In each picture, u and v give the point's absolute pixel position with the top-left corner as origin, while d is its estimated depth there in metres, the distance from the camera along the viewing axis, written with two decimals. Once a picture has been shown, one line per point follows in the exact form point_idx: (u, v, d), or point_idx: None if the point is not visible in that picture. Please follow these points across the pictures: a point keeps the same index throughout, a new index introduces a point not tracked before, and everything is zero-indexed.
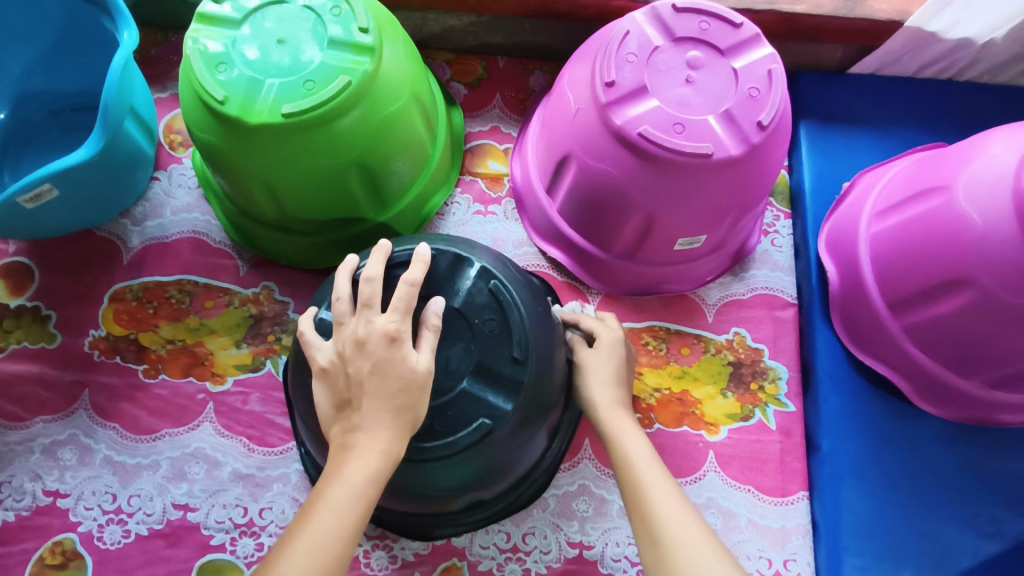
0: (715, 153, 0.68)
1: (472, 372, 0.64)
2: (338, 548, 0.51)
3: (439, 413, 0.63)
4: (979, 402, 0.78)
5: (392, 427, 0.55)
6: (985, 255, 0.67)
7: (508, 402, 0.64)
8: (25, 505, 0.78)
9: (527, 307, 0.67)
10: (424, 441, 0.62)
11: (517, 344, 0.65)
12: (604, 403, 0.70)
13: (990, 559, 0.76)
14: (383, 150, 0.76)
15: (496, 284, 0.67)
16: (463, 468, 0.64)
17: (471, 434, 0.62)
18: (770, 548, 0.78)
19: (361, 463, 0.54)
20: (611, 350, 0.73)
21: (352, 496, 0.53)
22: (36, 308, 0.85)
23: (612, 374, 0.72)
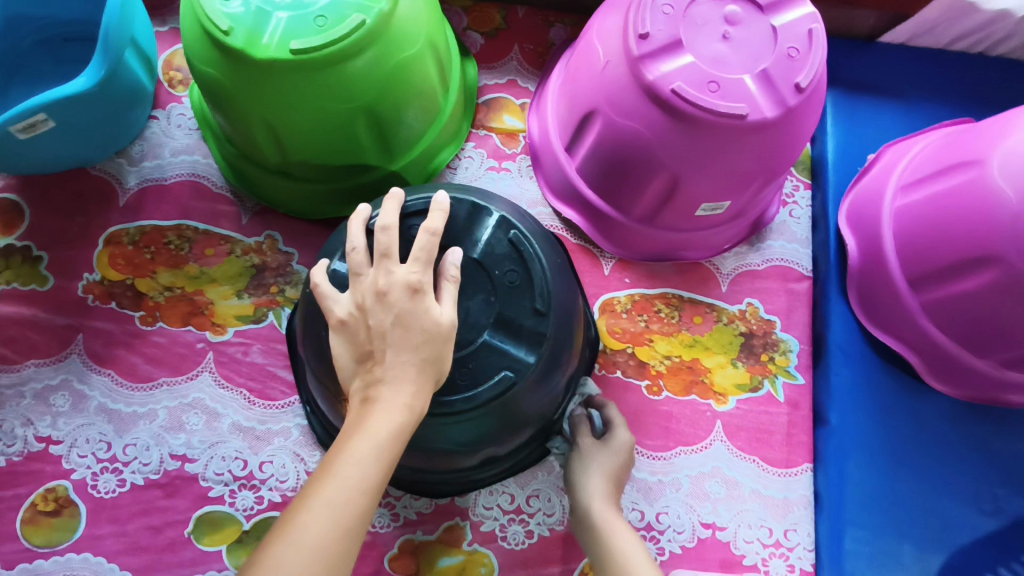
0: (749, 113, 0.65)
1: (493, 324, 0.63)
2: (359, 501, 0.50)
3: (459, 363, 0.61)
4: (992, 381, 0.77)
5: (418, 378, 0.54)
6: (1016, 231, 0.65)
7: (532, 354, 0.62)
8: (16, 450, 0.76)
9: (548, 259, 0.66)
10: (442, 393, 0.61)
11: (539, 295, 0.64)
12: (596, 495, 0.71)
13: (989, 535, 0.77)
14: (396, 95, 0.73)
15: (516, 234, 0.65)
16: (481, 423, 0.63)
17: (493, 387, 0.61)
18: (772, 518, 0.79)
19: (384, 417, 0.52)
20: (617, 453, 0.74)
21: (374, 451, 0.51)
22: (27, 249, 0.82)
23: (606, 477, 0.72)
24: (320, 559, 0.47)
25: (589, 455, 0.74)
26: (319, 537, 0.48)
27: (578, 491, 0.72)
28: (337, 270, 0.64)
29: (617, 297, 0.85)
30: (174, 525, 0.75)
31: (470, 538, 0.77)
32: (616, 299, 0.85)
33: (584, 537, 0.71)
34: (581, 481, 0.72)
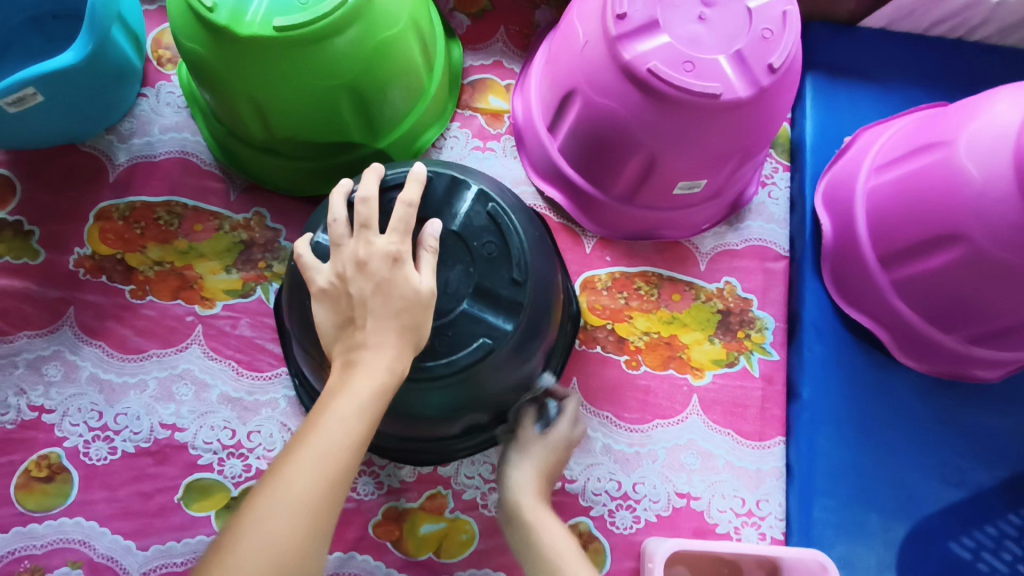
0: (723, 93, 0.67)
1: (471, 293, 0.65)
2: (343, 455, 0.52)
3: (438, 330, 0.63)
4: (959, 357, 0.80)
5: (399, 343, 0.56)
6: (981, 210, 0.67)
7: (510, 322, 0.64)
8: (10, 419, 0.78)
9: (526, 231, 0.68)
10: (423, 359, 0.63)
11: (516, 266, 0.66)
12: (525, 496, 0.71)
13: (952, 505, 0.80)
14: (379, 74, 0.74)
15: (494, 207, 0.67)
16: (461, 390, 0.65)
17: (471, 353, 0.63)
18: (744, 488, 0.82)
19: (366, 377, 0.54)
20: (555, 446, 0.75)
21: (358, 408, 0.53)
22: (19, 223, 0.83)
23: (537, 470, 0.73)
24: (305, 508, 0.49)
25: (527, 448, 0.74)
26: (304, 488, 0.50)
27: (511, 486, 0.73)
28: (320, 243, 0.66)
29: (598, 275, 0.87)
30: (164, 491, 0.77)
31: (452, 506, 0.80)
32: (597, 277, 0.87)
33: (512, 532, 0.71)
34: (513, 473, 0.73)
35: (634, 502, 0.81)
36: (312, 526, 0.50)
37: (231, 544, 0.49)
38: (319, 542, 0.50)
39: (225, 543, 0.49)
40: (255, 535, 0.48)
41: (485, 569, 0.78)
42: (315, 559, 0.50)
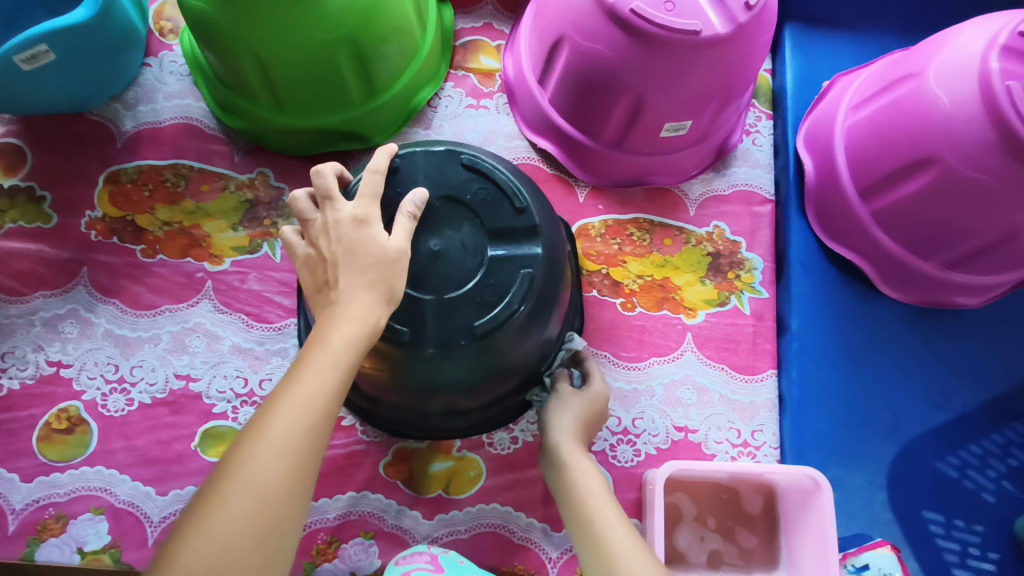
0: (703, 30, 0.71)
1: (491, 240, 0.67)
2: (322, 403, 0.55)
3: (484, 285, 0.65)
4: (940, 284, 0.83)
5: (373, 297, 0.58)
6: (950, 132, 0.71)
7: (535, 247, 0.67)
8: (29, 374, 0.80)
9: (507, 169, 0.71)
10: (482, 317, 0.64)
11: (514, 197, 0.68)
12: (565, 440, 0.73)
13: (938, 427, 0.84)
14: (375, 29, 0.77)
15: (467, 158, 0.69)
16: (504, 347, 0.67)
17: (521, 288, 0.65)
18: (740, 420, 0.85)
19: (343, 331, 0.56)
20: (593, 399, 0.77)
21: (336, 360, 0.56)
22: (31, 189, 0.86)
23: (577, 418, 0.75)
24: (287, 452, 0.52)
25: (565, 398, 0.76)
26: (287, 436, 0.52)
27: (547, 428, 0.75)
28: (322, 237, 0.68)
29: (591, 223, 0.91)
30: (181, 439, 0.80)
31: (459, 445, 0.83)
32: (591, 225, 0.91)
33: (550, 471, 0.73)
34: (552, 420, 0.75)
35: (634, 436, 0.84)
36: (296, 468, 0.52)
37: (218, 490, 0.51)
38: (304, 483, 0.53)
39: (213, 488, 0.52)
40: (242, 480, 0.51)
41: (493, 504, 0.81)
42: (300, 497, 0.53)
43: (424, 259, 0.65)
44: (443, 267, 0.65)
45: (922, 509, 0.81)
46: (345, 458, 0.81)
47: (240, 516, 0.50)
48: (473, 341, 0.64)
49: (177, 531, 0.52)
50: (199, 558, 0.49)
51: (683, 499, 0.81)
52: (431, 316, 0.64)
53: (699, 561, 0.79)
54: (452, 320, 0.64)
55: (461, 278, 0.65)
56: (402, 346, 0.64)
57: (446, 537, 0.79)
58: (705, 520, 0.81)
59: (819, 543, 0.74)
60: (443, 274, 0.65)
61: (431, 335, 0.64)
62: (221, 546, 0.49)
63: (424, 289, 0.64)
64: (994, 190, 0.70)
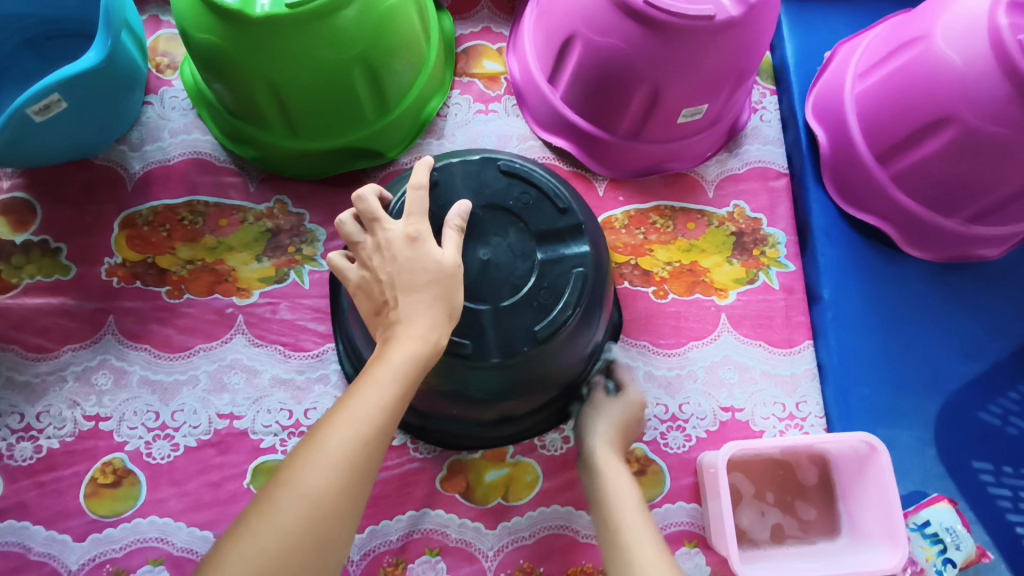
0: (717, 14, 0.71)
1: (538, 242, 0.68)
2: (379, 418, 0.54)
3: (538, 288, 0.66)
4: (962, 239, 0.85)
5: (434, 315, 0.58)
6: (965, 90, 0.72)
7: (581, 245, 0.69)
8: (67, 432, 0.78)
9: (543, 171, 0.72)
10: (542, 320, 0.65)
11: (555, 198, 0.70)
12: (602, 443, 0.75)
13: (975, 378, 0.85)
14: (385, 44, 0.77)
15: (503, 164, 0.71)
16: (559, 351, 0.68)
17: (575, 287, 0.66)
18: (784, 394, 0.85)
19: (401, 347, 0.56)
20: (628, 405, 0.79)
21: (394, 375, 0.55)
22: (45, 242, 0.84)
23: (615, 425, 0.77)
24: (342, 465, 0.52)
25: (602, 406, 0.79)
26: (340, 448, 0.52)
27: (586, 431, 0.77)
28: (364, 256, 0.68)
29: (614, 215, 0.91)
30: (232, 479, 0.78)
31: (512, 451, 0.83)
32: (614, 217, 0.91)
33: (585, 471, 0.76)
34: (590, 424, 0.77)
35: (683, 422, 0.84)
36: (349, 481, 0.52)
37: (271, 497, 0.51)
38: (356, 498, 0.52)
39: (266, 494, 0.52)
40: (294, 487, 0.51)
41: (554, 506, 0.81)
42: (351, 511, 0.52)
43: (476, 268, 0.66)
44: (495, 274, 0.66)
45: (972, 460, 0.83)
46: (401, 478, 0.80)
47: (287, 521, 0.50)
48: (535, 346, 0.65)
49: (229, 532, 0.52)
50: (245, 560, 0.48)
51: (740, 479, 0.82)
52: (491, 326, 0.64)
53: (764, 537, 0.79)
54: (512, 326, 0.65)
55: (515, 283, 0.66)
56: (466, 359, 0.64)
57: (512, 544, 0.79)
58: (763, 495, 0.81)
59: (882, 505, 0.76)
60: (496, 281, 0.66)
61: (494, 344, 0.64)
62: (266, 550, 0.49)
63: (481, 299, 0.65)
64: (1014, 141, 0.72)
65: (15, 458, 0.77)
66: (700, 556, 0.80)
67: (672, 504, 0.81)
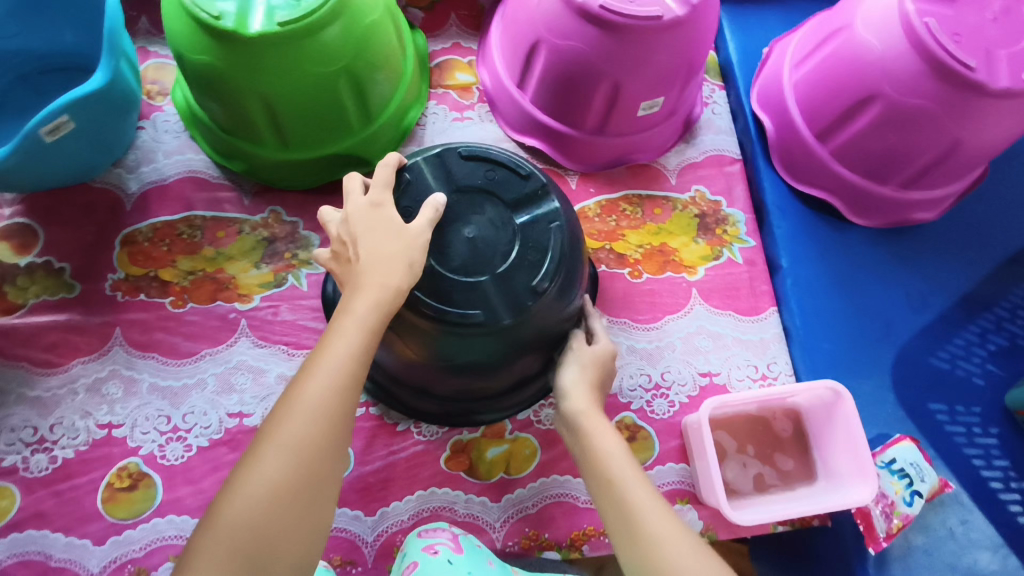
0: (664, 14, 0.80)
1: (514, 210, 0.75)
2: (349, 367, 0.60)
3: (525, 250, 0.73)
4: (900, 204, 0.95)
5: (396, 263, 0.65)
6: (886, 69, 0.82)
7: (552, 203, 0.76)
8: (81, 441, 0.81)
9: (502, 149, 0.79)
10: (537, 275, 0.72)
11: (518, 167, 0.77)
12: (578, 400, 0.74)
13: (923, 329, 0.94)
14: (368, 58, 0.84)
15: (464, 150, 0.77)
16: (551, 309, 0.74)
17: (557, 240, 0.74)
18: (755, 356, 0.93)
19: (364, 298, 0.62)
20: (599, 355, 0.79)
21: (358, 323, 0.62)
22: (48, 263, 0.88)
23: (588, 375, 0.77)
24: (320, 412, 0.58)
25: (577, 357, 0.78)
26: (316, 397, 0.58)
27: (561, 390, 0.76)
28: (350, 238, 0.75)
29: (587, 206, 0.99)
30: None
31: (510, 428, 0.88)
32: (588, 208, 0.98)
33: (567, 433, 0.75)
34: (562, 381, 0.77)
35: (665, 389, 0.91)
36: (328, 428, 0.58)
37: (259, 446, 0.58)
38: (337, 441, 0.59)
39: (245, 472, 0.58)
40: (278, 437, 0.57)
41: (553, 475, 0.86)
42: (336, 453, 0.58)
43: (465, 247, 0.72)
44: (486, 247, 0.72)
45: (927, 402, 0.91)
46: (408, 460, 0.85)
47: (277, 468, 0.56)
48: (538, 298, 0.71)
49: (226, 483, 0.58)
50: (243, 503, 0.55)
51: (723, 436, 0.88)
52: (497, 293, 0.71)
53: (748, 488, 0.86)
54: (513, 288, 0.71)
55: (504, 251, 0.72)
56: (483, 327, 0.70)
57: (517, 515, 0.84)
58: (744, 448, 0.88)
59: (851, 447, 0.83)
60: (489, 253, 0.72)
61: (501, 308, 0.71)
62: (260, 494, 0.55)
63: (480, 273, 0.71)
64: (933, 112, 0.82)
65: (30, 470, 0.79)
66: (692, 512, 0.86)
67: (662, 466, 0.87)
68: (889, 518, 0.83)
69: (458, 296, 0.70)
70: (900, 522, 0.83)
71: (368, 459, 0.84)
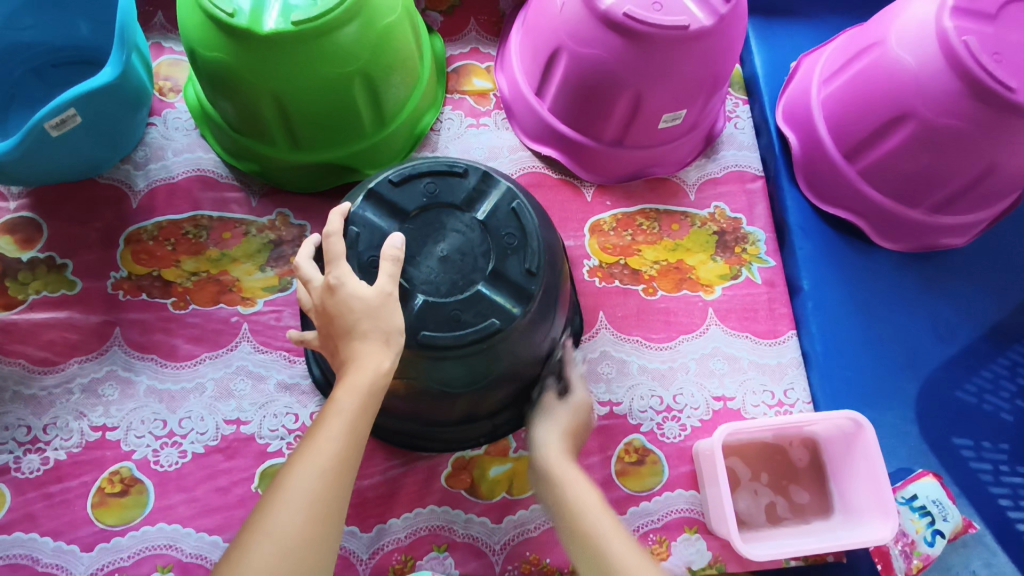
0: (691, 24, 0.78)
1: (469, 210, 0.72)
2: (337, 454, 0.57)
3: (502, 240, 0.71)
4: (928, 228, 0.91)
5: (370, 346, 0.60)
6: (921, 88, 0.79)
7: (500, 185, 0.74)
8: (74, 443, 0.79)
9: (423, 161, 0.75)
10: (525, 258, 0.70)
11: (449, 166, 0.74)
12: (554, 454, 0.73)
13: (950, 360, 0.90)
14: (383, 60, 0.82)
15: (392, 176, 0.73)
16: (545, 311, 0.72)
17: (525, 218, 0.72)
18: (772, 382, 0.89)
19: (347, 387, 0.59)
20: (576, 409, 0.78)
21: (345, 415, 0.59)
22: (51, 259, 0.86)
23: (563, 429, 0.76)
24: (306, 501, 0.55)
25: (552, 412, 0.77)
26: (302, 486, 0.55)
27: (535, 445, 0.75)
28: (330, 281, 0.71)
29: (603, 219, 0.96)
30: (240, 483, 0.79)
31: (515, 446, 0.85)
32: (603, 221, 0.95)
33: (540, 487, 0.73)
34: (536, 431, 0.76)
35: (677, 412, 0.87)
36: (316, 517, 0.55)
37: (242, 545, 0.54)
38: (326, 528, 0.55)
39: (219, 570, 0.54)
40: (262, 531, 0.54)
41: None
42: (322, 542, 0.55)
43: (444, 266, 0.69)
44: (464, 256, 0.70)
45: (952, 437, 0.87)
46: (408, 476, 0.82)
47: (260, 562, 0.52)
48: (535, 279, 0.70)
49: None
50: None
51: (736, 463, 0.85)
52: (501, 296, 0.69)
53: (761, 520, 0.82)
54: (509, 281, 0.69)
55: (483, 250, 0.70)
56: (503, 333, 0.68)
57: (518, 538, 0.80)
58: (758, 475, 0.84)
59: (872, 482, 0.79)
60: (471, 258, 0.70)
61: (506, 305, 0.69)
62: None
63: (474, 281, 0.69)
64: (968, 133, 0.78)
65: (22, 470, 0.77)
66: (700, 542, 0.82)
67: (671, 492, 0.84)
68: (908, 557, 0.79)
69: (466, 316, 0.67)
70: (920, 562, 0.79)
71: (367, 473, 0.82)
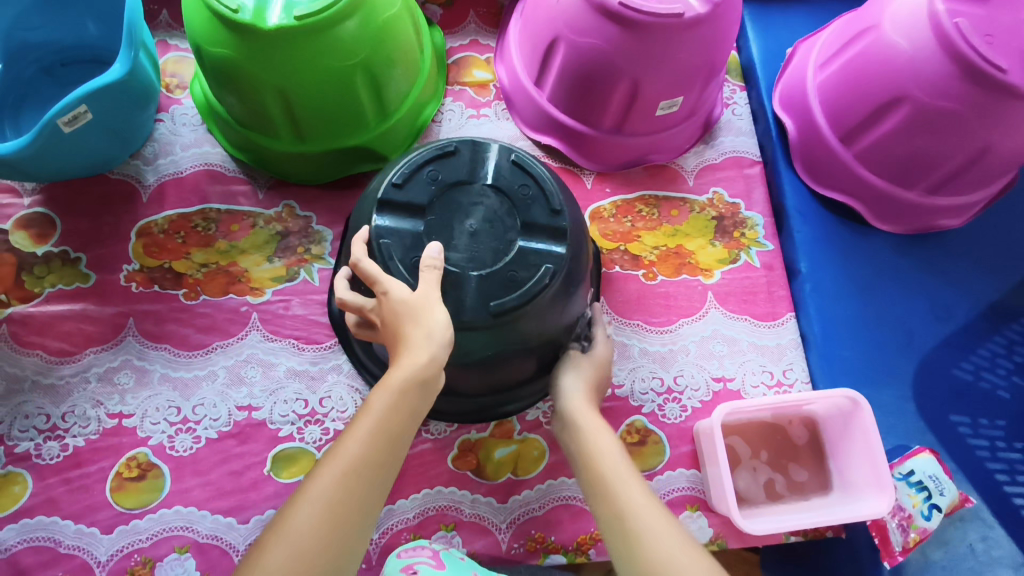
0: (685, 12, 0.79)
1: (475, 180, 0.74)
2: (364, 455, 0.59)
3: (519, 193, 0.74)
4: (924, 210, 0.92)
5: (413, 345, 0.62)
6: (915, 71, 0.80)
7: (493, 149, 0.76)
8: (92, 430, 0.82)
9: (419, 152, 0.76)
10: (547, 203, 0.74)
11: (443, 149, 0.76)
12: (579, 407, 0.74)
13: (946, 339, 0.92)
14: (384, 53, 0.83)
15: (395, 178, 0.74)
16: (577, 257, 0.75)
17: (529, 172, 0.75)
18: (771, 363, 0.91)
19: (382, 392, 0.61)
20: (597, 364, 0.79)
21: (375, 418, 0.60)
22: (65, 253, 0.88)
23: (586, 381, 0.77)
24: (329, 499, 0.56)
25: (577, 363, 0.78)
26: (326, 482, 0.57)
27: (561, 393, 0.76)
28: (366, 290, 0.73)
29: (602, 206, 0.97)
30: (253, 466, 0.82)
31: (519, 429, 0.87)
32: (603, 208, 0.97)
33: (564, 434, 0.75)
34: (561, 382, 0.77)
35: (678, 394, 0.89)
36: (336, 514, 0.56)
37: (268, 539, 0.56)
38: (345, 528, 0.56)
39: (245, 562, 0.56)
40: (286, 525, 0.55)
41: (559, 478, 0.84)
42: (341, 540, 0.56)
43: (479, 236, 0.72)
44: (491, 220, 0.73)
45: (949, 415, 0.89)
46: (416, 458, 0.84)
47: (282, 555, 0.54)
48: (562, 217, 0.74)
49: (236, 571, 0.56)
50: None
51: (736, 442, 0.86)
52: (540, 243, 0.73)
53: (761, 497, 0.84)
54: (541, 228, 0.73)
55: (505, 208, 0.74)
56: (554, 284, 0.72)
57: (523, 517, 0.83)
58: (757, 454, 0.86)
59: (869, 459, 0.81)
60: (498, 220, 0.73)
61: (547, 257, 0.72)
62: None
63: (513, 240, 0.72)
64: (962, 115, 0.79)
65: (42, 456, 0.80)
66: (702, 519, 0.84)
67: (672, 471, 0.86)
68: (905, 531, 0.80)
69: (521, 274, 0.71)
70: (917, 536, 0.80)
71: None
